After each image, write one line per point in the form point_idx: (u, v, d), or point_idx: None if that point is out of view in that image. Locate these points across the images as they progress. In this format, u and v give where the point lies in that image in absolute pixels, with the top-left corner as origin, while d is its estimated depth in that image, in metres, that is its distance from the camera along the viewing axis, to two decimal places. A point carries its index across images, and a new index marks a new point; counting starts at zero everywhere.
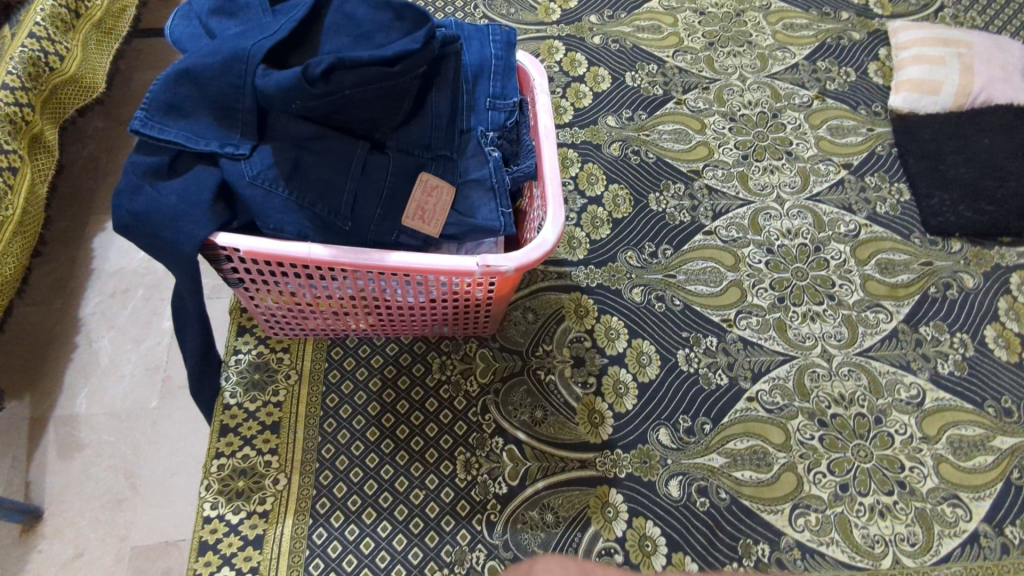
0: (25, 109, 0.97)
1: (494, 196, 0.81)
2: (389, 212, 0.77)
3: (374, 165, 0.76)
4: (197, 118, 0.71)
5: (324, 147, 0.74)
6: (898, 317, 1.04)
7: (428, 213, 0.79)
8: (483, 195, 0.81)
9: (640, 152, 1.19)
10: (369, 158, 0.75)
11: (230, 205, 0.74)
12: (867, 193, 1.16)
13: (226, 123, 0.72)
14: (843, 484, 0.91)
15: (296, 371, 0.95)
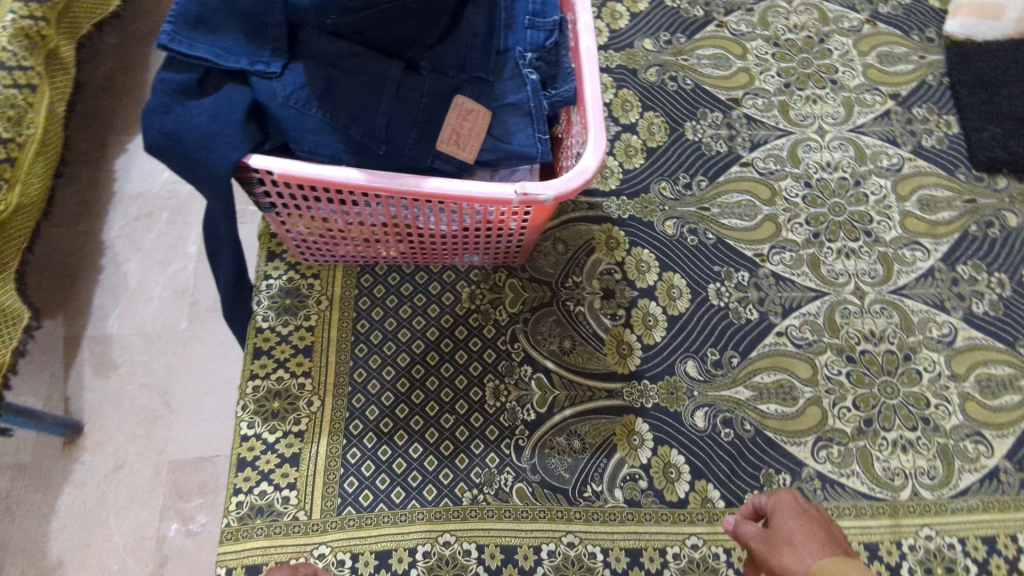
0: (42, 24, 0.95)
1: (533, 119, 0.78)
2: (423, 136, 0.75)
3: (408, 86, 0.73)
4: (225, 34, 0.68)
5: (357, 66, 0.72)
6: (936, 255, 1.02)
7: (463, 138, 0.77)
8: (520, 118, 0.78)
9: (677, 78, 1.14)
10: (402, 80, 0.73)
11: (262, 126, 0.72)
12: (913, 126, 1.11)
13: (257, 39, 0.69)
14: (867, 420, 0.91)
15: (327, 297, 0.95)
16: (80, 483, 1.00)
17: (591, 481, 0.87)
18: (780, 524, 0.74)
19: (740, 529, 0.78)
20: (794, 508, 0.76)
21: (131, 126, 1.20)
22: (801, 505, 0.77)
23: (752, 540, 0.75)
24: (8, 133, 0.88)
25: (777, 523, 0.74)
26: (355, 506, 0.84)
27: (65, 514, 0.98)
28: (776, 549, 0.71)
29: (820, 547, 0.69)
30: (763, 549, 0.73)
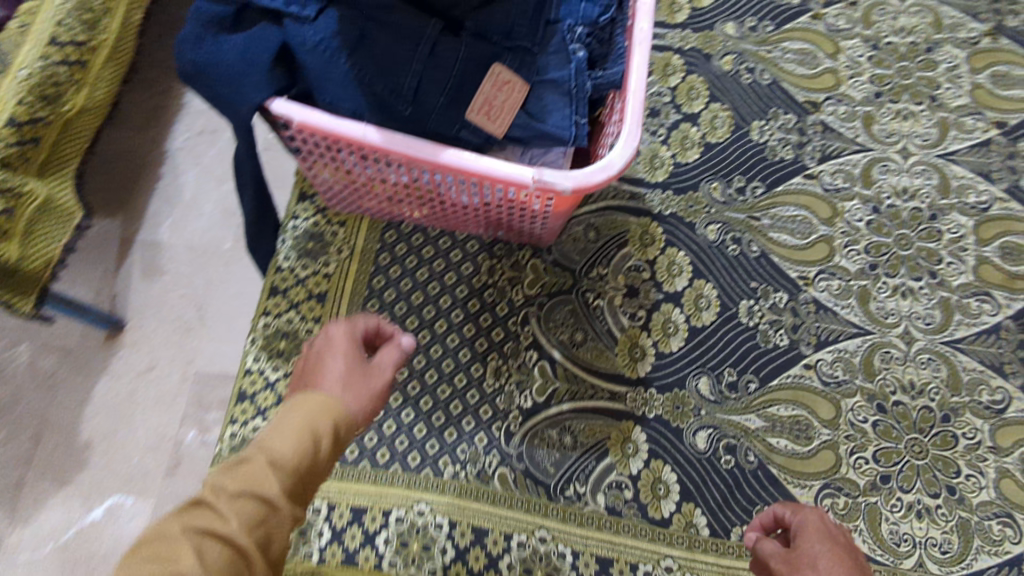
0: None
1: (571, 99, 0.73)
2: (452, 101, 0.71)
3: (443, 48, 0.70)
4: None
5: (394, 20, 0.68)
6: (1007, 311, 0.92)
7: (495, 109, 0.72)
8: (559, 96, 0.73)
9: (754, 70, 1.04)
10: (439, 41, 0.69)
11: (292, 69, 0.70)
12: (1014, 162, 0.99)
13: None
14: (884, 476, 0.85)
15: (349, 248, 0.95)
16: (115, 377, 1.05)
17: (575, 480, 0.85)
18: (804, 546, 0.70)
19: (761, 544, 0.74)
20: (821, 529, 0.72)
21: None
22: (829, 527, 0.73)
23: (773, 558, 0.72)
24: (83, 36, 0.93)
25: (802, 543, 0.71)
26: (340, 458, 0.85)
27: (98, 403, 1.04)
28: (800, 572, 0.68)
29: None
30: (788, 570, 0.69)
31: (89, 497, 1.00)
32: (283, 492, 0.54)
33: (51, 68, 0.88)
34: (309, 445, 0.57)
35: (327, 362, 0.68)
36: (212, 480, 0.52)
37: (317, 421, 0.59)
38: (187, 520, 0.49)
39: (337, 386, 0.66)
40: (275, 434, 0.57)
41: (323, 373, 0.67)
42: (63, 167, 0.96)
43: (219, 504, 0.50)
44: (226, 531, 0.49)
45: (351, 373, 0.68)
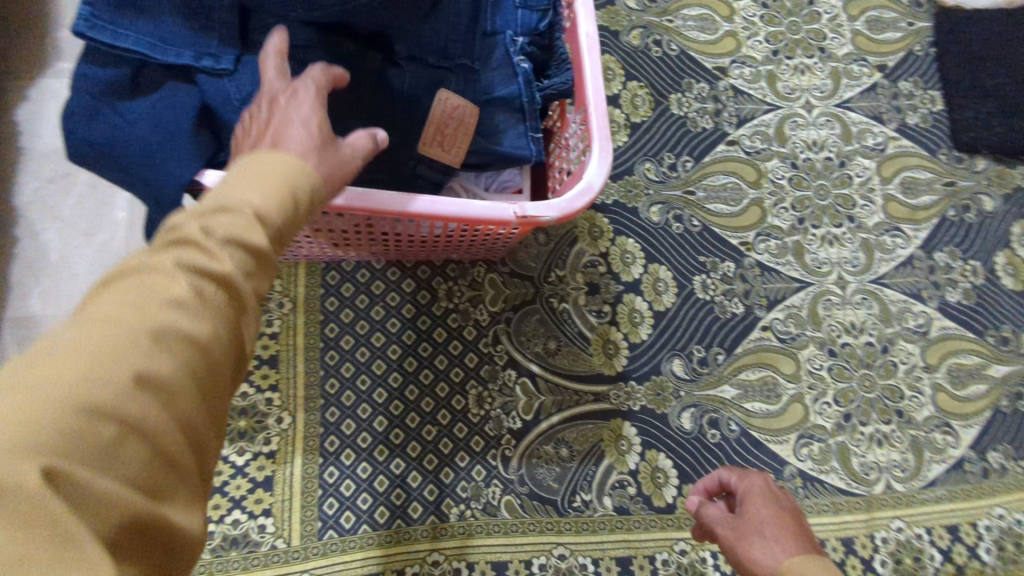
0: None
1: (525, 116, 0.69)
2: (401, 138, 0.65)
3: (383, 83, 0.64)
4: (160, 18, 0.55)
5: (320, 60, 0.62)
6: (915, 241, 1.02)
7: (449, 138, 0.66)
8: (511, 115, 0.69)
9: (661, 42, 1.04)
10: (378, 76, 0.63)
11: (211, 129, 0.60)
12: (899, 102, 1.08)
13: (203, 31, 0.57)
14: (846, 414, 0.92)
15: (290, 299, 0.86)
16: None
17: (580, 490, 0.85)
18: (751, 508, 0.65)
19: (708, 510, 0.69)
20: (765, 491, 0.67)
21: (37, 67, 1.02)
22: (772, 486, 0.68)
23: (721, 522, 0.66)
24: None
25: (749, 507, 0.65)
26: (337, 530, 0.79)
27: None
28: (745, 538, 0.62)
29: (795, 543, 0.60)
30: (731, 537, 0.63)
31: None
32: (272, 249, 0.42)
33: None
34: (300, 183, 0.45)
35: (285, 131, 0.49)
36: (187, 223, 0.39)
37: (287, 164, 0.45)
38: (204, 223, 0.39)
39: (297, 141, 0.49)
40: (246, 172, 0.44)
41: (290, 127, 0.49)
42: None
43: (210, 244, 0.39)
44: (220, 269, 0.38)
45: (324, 137, 0.51)
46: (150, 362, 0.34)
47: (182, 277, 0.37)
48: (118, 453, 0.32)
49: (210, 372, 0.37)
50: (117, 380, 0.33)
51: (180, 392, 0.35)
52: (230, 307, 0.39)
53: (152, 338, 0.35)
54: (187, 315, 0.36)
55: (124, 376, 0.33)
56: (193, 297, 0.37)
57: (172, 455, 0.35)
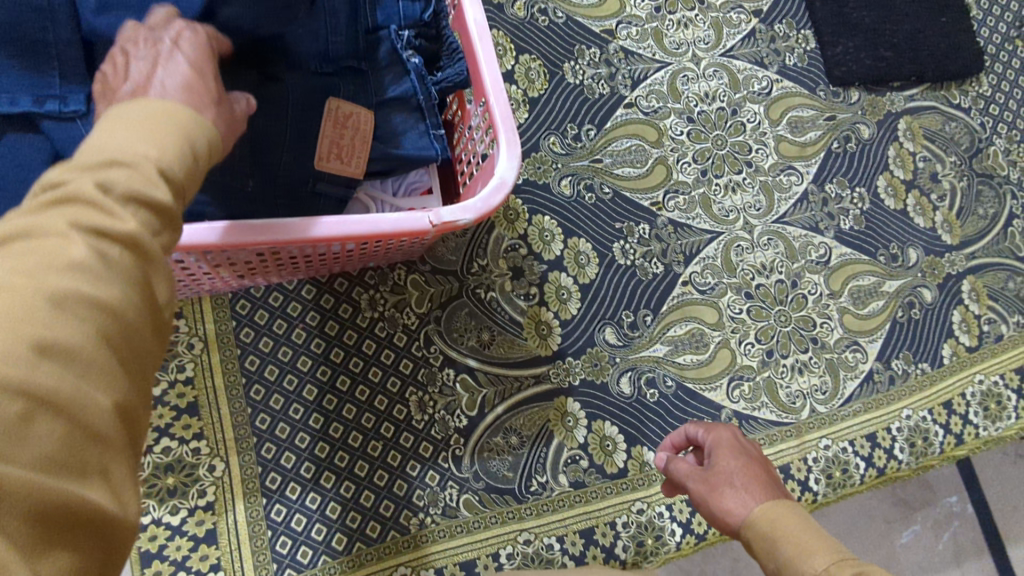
0: None
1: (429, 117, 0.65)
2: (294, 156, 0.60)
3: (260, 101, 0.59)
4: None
5: None
6: (807, 178, 1.07)
7: (346, 150, 0.62)
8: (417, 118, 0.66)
9: (547, 11, 1.02)
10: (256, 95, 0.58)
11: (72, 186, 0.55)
12: (777, 44, 1.11)
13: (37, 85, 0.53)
14: (768, 350, 0.98)
15: (201, 338, 0.80)
16: None
17: (535, 473, 0.86)
18: (719, 458, 0.66)
19: (676, 463, 0.70)
20: (734, 444, 0.68)
21: None
22: (741, 440, 0.70)
23: (690, 475, 0.67)
24: None
25: (717, 457, 0.66)
26: (294, 567, 0.77)
27: None
28: (714, 489, 0.63)
29: (763, 489, 0.61)
30: (701, 490, 0.65)
31: None
32: (176, 204, 0.38)
33: None
34: (192, 126, 0.41)
35: (156, 74, 0.44)
36: (73, 173, 0.35)
37: (174, 111, 0.41)
38: (98, 176, 0.35)
39: (175, 84, 0.44)
40: (126, 118, 0.39)
41: (166, 70, 0.45)
42: None
43: (110, 203, 0.35)
44: (123, 230, 0.35)
45: (213, 86, 0.46)
46: (50, 328, 0.31)
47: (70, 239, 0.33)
48: (27, 433, 0.30)
49: (119, 333, 0.34)
50: (13, 351, 0.30)
51: (94, 353, 0.32)
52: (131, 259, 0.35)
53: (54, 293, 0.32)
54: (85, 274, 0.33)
55: (21, 347, 0.30)
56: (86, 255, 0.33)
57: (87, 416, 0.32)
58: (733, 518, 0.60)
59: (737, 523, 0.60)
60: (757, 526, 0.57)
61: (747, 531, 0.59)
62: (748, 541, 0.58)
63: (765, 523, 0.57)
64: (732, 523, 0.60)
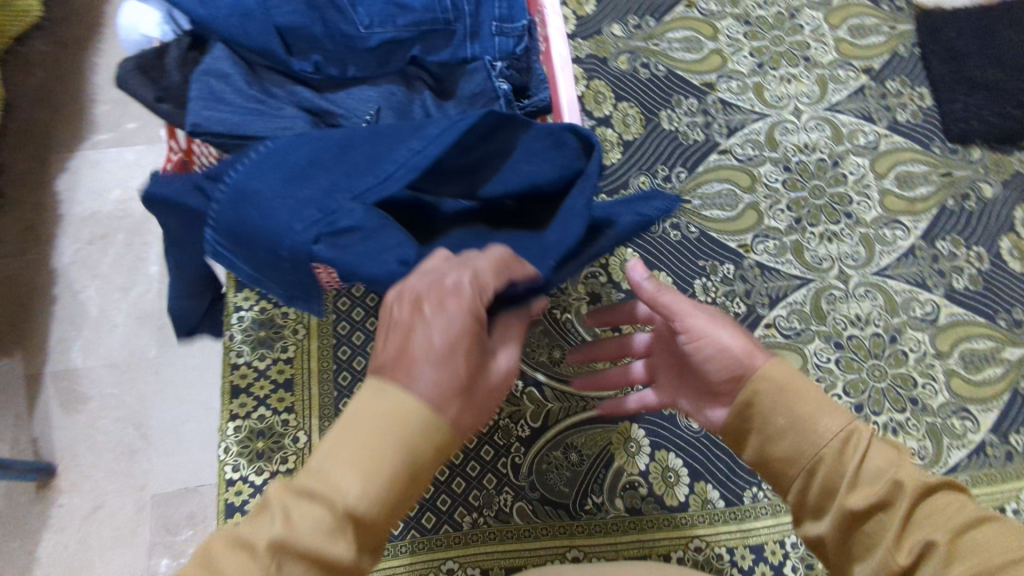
0: None
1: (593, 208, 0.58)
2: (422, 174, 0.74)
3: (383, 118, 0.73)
4: (170, 84, 0.68)
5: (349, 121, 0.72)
6: (915, 233, 1.02)
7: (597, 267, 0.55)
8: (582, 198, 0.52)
9: (648, 65, 1.09)
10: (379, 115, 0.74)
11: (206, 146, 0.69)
12: (888, 101, 1.09)
13: (206, 96, 0.67)
14: (857, 405, 0.93)
15: (304, 325, 0.91)
16: (63, 525, 0.99)
17: (591, 492, 0.86)
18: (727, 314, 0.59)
19: (671, 299, 0.60)
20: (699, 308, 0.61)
21: (78, 141, 1.18)
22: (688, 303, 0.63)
23: (693, 312, 0.59)
24: None
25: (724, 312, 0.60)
26: None
27: (53, 556, 0.97)
28: (725, 340, 0.57)
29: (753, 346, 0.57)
30: (708, 333, 0.58)
31: None
32: (358, 550, 0.40)
33: None
34: (418, 441, 0.41)
35: (417, 357, 0.42)
36: (307, 481, 0.40)
37: (409, 426, 0.41)
38: (308, 503, 0.40)
39: (426, 376, 0.42)
40: (360, 430, 0.41)
41: (427, 362, 0.42)
42: None
43: (294, 543, 0.38)
44: None
45: (465, 371, 0.43)
46: None
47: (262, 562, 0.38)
48: None
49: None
50: None
51: None
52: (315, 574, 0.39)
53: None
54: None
55: None
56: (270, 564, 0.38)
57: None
58: (745, 361, 0.55)
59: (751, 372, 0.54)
60: (776, 380, 0.53)
61: (759, 383, 0.53)
62: (748, 391, 0.53)
63: (780, 374, 0.53)
64: (748, 366, 0.54)
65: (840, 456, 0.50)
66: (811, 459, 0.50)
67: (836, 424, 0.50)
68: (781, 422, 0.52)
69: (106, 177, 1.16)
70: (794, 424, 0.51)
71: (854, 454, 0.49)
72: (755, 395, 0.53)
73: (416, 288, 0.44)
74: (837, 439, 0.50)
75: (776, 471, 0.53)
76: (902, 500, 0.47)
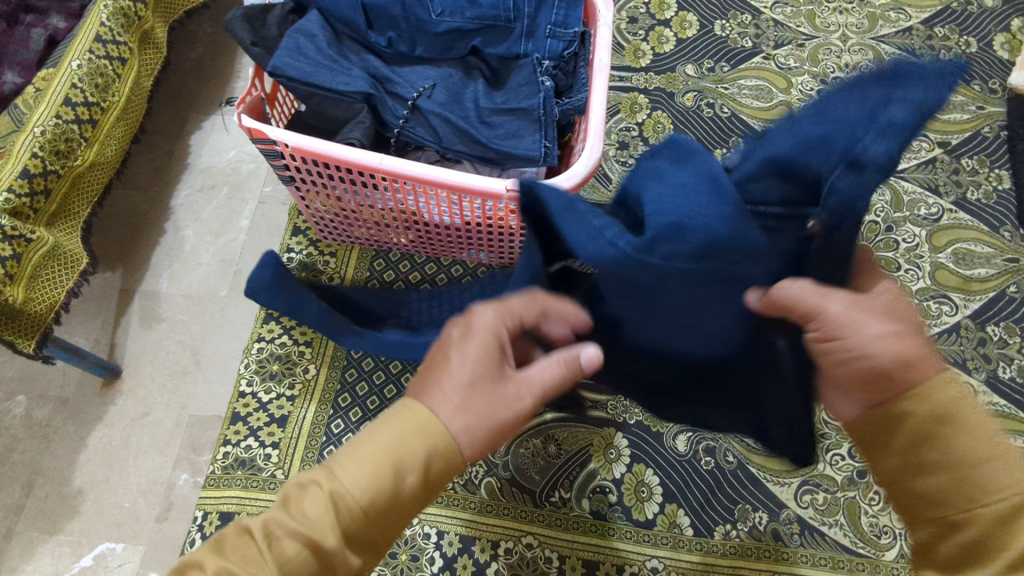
0: (139, 8, 1.14)
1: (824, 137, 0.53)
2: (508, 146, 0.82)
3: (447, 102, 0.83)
4: (267, 34, 0.81)
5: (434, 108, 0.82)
6: (965, 312, 0.96)
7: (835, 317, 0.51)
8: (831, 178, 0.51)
9: (714, 105, 1.12)
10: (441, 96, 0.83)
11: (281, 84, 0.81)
12: (959, 177, 1.05)
13: (290, 47, 0.78)
14: (861, 471, 0.87)
15: (339, 275, 1.01)
16: (110, 422, 1.08)
17: (560, 486, 0.87)
18: (878, 295, 0.51)
19: (798, 284, 0.52)
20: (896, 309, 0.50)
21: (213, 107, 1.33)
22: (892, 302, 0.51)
23: (831, 298, 0.51)
24: (93, 97, 1.04)
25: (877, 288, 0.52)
26: None
27: (92, 448, 1.06)
28: (868, 332, 0.49)
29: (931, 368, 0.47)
30: (847, 330, 0.50)
31: (80, 543, 1.00)
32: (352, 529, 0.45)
33: (64, 127, 0.99)
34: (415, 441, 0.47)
35: (442, 364, 0.51)
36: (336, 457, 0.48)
37: (425, 424, 0.48)
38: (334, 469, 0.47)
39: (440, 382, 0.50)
40: (382, 435, 0.47)
41: (447, 367, 0.50)
42: (70, 221, 1.04)
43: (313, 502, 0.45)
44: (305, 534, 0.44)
45: (479, 379, 0.50)
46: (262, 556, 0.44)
47: (295, 541, 0.45)
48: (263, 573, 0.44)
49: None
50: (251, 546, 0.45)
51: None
52: (342, 558, 0.46)
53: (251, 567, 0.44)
54: (301, 552, 0.45)
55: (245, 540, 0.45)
56: (300, 544, 0.45)
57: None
58: (895, 373, 0.47)
59: (903, 385, 0.47)
60: (940, 408, 0.46)
61: (910, 401, 0.47)
62: (895, 409, 0.47)
63: (943, 393, 0.47)
64: (899, 380, 0.47)
65: (1000, 525, 0.43)
66: (954, 503, 0.45)
67: (1000, 484, 0.44)
68: (929, 453, 0.46)
69: (229, 140, 1.30)
70: (952, 469, 0.45)
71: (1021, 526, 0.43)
72: (904, 415, 0.47)
73: (454, 323, 0.54)
74: (997, 503, 0.44)
75: (905, 501, 0.48)
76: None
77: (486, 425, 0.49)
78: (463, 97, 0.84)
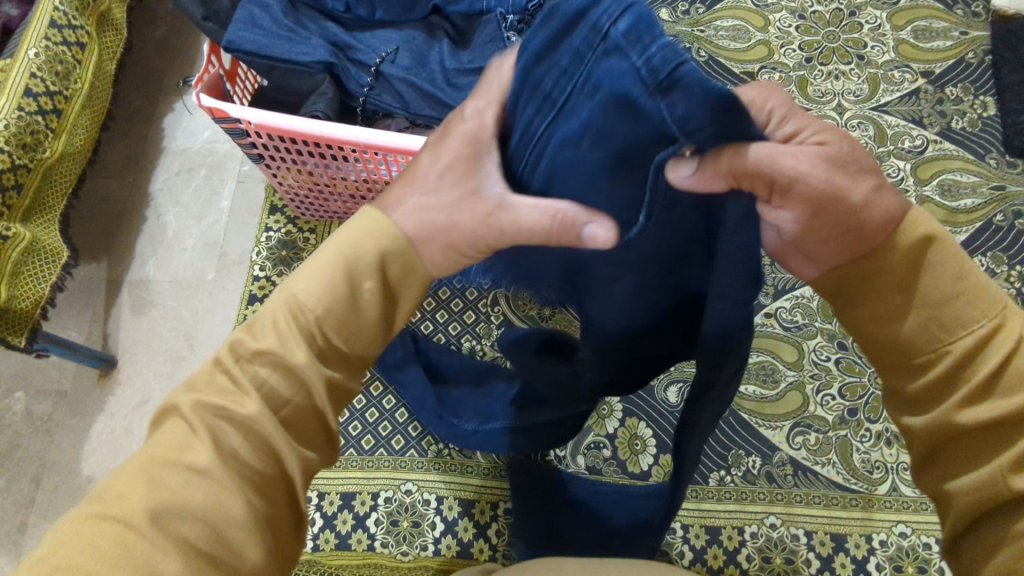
0: None
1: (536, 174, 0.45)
2: None
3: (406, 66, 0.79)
4: (220, 9, 0.79)
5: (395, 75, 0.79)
6: None
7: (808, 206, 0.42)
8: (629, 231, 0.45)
9: (691, 49, 1.09)
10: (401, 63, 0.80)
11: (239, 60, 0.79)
12: (943, 107, 1.03)
13: (248, 24, 0.77)
14: (852, 409, 0.88)
15: None
16: (110, 412, 1.08)
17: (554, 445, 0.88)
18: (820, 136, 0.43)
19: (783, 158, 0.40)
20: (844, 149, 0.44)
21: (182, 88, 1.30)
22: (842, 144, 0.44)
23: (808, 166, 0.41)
24: (55, 85, 1.01)
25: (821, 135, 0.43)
26: None
27: (95, 438, 1.06)
28: (859, 196, 0.42)
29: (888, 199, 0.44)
30: (838, 197, 0.42)
31: None
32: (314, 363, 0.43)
33: (29, 119, 0.96)
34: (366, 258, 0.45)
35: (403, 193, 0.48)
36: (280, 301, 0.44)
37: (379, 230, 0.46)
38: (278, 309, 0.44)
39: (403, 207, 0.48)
40: (329, 251, 0.45)
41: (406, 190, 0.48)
42: (46, 213, 1.02)
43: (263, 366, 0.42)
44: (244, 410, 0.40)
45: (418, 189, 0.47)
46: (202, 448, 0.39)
47: (283, 299, 0.44)
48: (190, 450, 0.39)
49: (300, 414, 0.42)
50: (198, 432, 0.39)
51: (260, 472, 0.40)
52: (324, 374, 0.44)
53: (234, 401, 0.41)
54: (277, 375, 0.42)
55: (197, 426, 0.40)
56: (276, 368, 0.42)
57: (279, 478, 0.41)
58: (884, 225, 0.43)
59: (889, 233, 0.43)
60: (919, 248, 0.43)
61: (899, 242, 0.44)
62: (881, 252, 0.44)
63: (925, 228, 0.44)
64: (875, 235, 0.43)
65: (966, 359, 0.43)
66: (927, 339, 0.44)
67: (975, 314, 0.43)
68: (911, 295, 0.44)
69: (203, 121, 1.28)
70: (925, 312, 0.44)
71: (984, 363, 0.42)
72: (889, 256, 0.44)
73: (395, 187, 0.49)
74: (970, 337, 0.43)
75: (868, 339, 0.47)
76: (1000, 446, 0.41)
77: (415, 202, 0.47)
78: (428, 59, 0.81)
